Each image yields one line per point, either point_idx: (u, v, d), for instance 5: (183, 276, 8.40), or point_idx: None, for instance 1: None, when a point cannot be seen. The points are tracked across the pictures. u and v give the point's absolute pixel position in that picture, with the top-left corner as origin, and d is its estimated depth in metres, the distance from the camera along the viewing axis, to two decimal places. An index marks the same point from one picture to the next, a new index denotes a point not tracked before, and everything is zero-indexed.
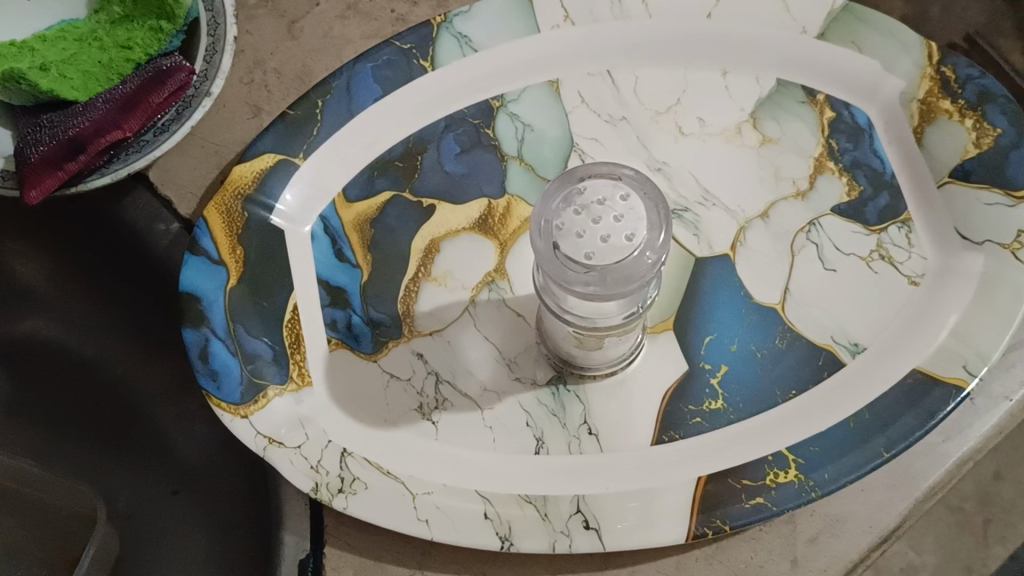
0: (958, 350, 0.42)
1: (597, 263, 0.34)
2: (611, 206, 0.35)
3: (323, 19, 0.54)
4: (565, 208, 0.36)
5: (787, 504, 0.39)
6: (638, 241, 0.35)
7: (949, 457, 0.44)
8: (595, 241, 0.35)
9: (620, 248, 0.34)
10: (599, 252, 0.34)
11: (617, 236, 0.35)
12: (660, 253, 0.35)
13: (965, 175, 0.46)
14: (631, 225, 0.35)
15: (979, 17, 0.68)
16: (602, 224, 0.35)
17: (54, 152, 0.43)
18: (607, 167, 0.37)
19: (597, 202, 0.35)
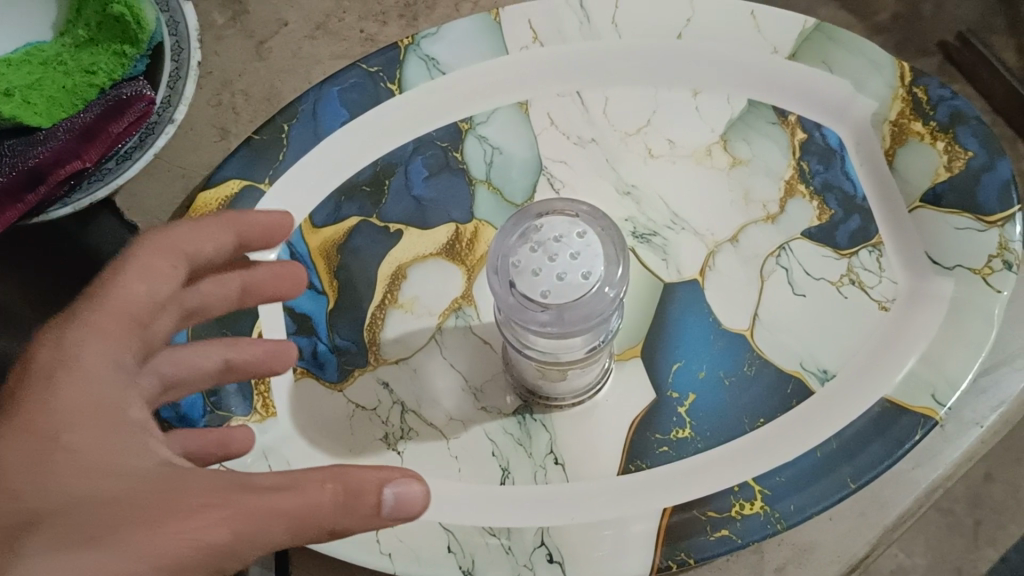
0: (926, 378, 0.42)
1: (554, 302, 0.34)
2: (567, 243, 0.35)
3: (292, 39, 0.54)
4: (521, 245, 0.35)
5: (751, 537, 0.39)
6: (595, 278, 0.34)
7: (917, 484, 0.44)
8: (551, 279, 0.34)
9: (577, 285, 0.34)
10: (555, 291, 0.34)
11: (574, 273, 0.34)
12: (618, 289, 0.34)
13: (935, 199, 0.45)
14: (587, 262, 0.34)
15: (971, 16, 0.65)
16: (558, 261, 0.35)
17: (15, 182, 0.42)
18: (563, 203, 0.36)
19: (554, 240, 0.35)
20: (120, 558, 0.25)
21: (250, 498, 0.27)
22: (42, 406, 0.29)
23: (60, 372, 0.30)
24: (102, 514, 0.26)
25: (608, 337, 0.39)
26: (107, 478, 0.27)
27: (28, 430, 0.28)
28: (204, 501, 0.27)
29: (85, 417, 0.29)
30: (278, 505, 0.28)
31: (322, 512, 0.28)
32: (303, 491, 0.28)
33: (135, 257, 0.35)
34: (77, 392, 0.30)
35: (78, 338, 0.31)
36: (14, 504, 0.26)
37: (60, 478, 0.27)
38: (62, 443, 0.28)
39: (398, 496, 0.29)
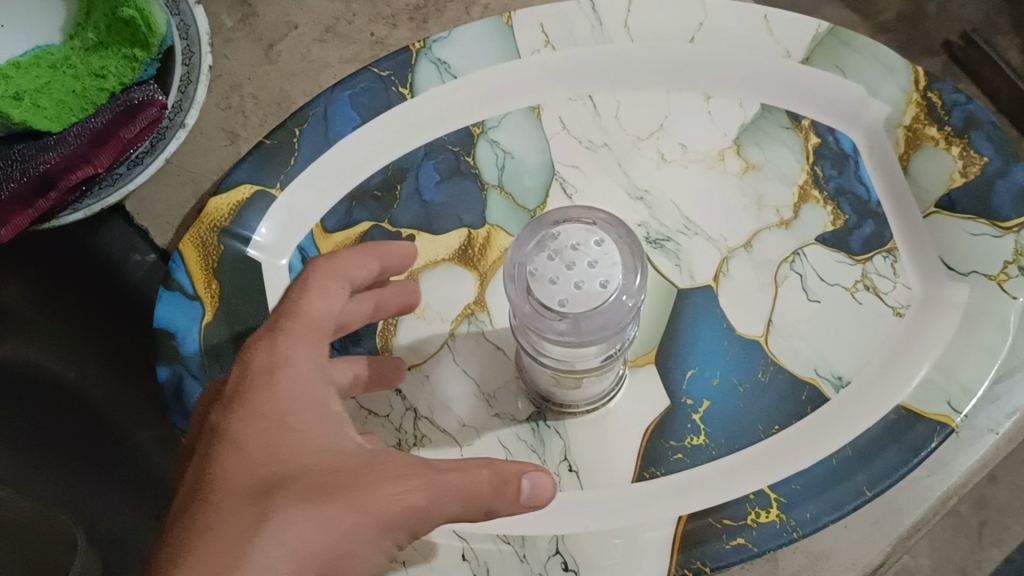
0: (941, 385, 0.42)
1: (571, 310, 0.34)
2: (584, 251, 0.35)
3: (301, 43, 0.54)
4: (538, 252, 0.35)
5: (767, 545, 0.39)
6: (613, 286, 0.34)
7: (932, 492, 0.43)
8: (568, 287, 0.34)
9: (594, 293, 0.34)
10: (572, 300, 0.34)
11: (591, 282, 0.34)
12: (636, 298, 0.34)
13: (950, 205, 0.45)
14: (605, 270, 0.34)
15: (976, 14, 0.69)
16: (575, 269, 0.34)
17: (24, 189, 0.42)
18: (579, 210, 0.36)
19: (571, 248, 0.35)
20: (349, 515, 0.31)
21: (438, 474, 0.32)
22: (264, 396, 0.34)
23: (279, 367, 0.34)
24: (325, 482, 0.31)
25: (624, 347, 0.38)
26: (323, 455, 0.32)
27: (257, 414, 0.33)
28: (401, 475, 0.32)
29: (304, 408, 0.34)
30: (457, 483, 0.32)
31: (484, 490, 0.33)
32: (470, 472, 0.33)
33: (304, 286, 0.38)
34: (295, 387, 0.34)
35: (286, 339, 0.35)
36: (260, 469, 0.31)
37: (287, 454, 0.32)
38: (288, 424, 0.33)
39: (536, 482, 0.34)
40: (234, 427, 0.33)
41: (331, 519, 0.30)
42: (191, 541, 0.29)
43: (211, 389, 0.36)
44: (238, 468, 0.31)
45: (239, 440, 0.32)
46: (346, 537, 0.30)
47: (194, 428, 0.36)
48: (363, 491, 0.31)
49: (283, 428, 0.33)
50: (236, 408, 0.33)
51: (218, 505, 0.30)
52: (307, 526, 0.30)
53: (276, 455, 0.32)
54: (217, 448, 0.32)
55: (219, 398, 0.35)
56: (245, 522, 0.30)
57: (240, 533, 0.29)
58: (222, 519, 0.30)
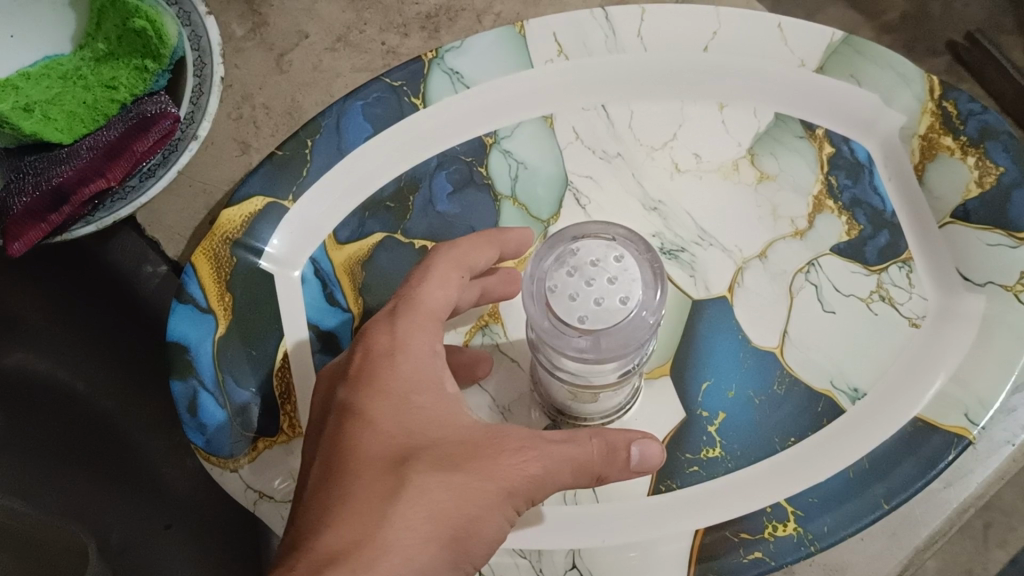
0: (957, 397, 0.42)
1: (591, 327, 0.33)
2: (604, 267, 0.34)
3: (313, 52, 0.54)
4: (557, 268, 0.34)
5: (786, 559, 0.39)
6: (634, 303, 0.33)
7: (949, 504, 0.43)
8: (588, 304, 0.34)
9: (614, 310, 0.33)
10: (592, 317, 0.33)
11: (611, 298, 0.34)
12: (655, 314, 0.34)
13: (965, 215, 0.45)
14: (625, 286, 0.34)
15: (980, 14, 0.65)
16: (595, 286, 0.34)
17: (37, 203, 0.43)
18: (598, 225, 0.36)
19: (591, 264, 0.34)
20: (477, 481, 0.32)
21: (552, 445, 0.34)
22: (391, 375, 0.35)
23: (400, 349, 0.36)
24: (453, 451, 0.33)
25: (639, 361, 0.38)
26: (445, 428, 0.34)
27: (383, 393, 0.35)
28: (522, 445, 0.34)
29: (424, 386, 0.35)
30: (571, 453, 0.34)
31: (593, 461, 0.35)
32: (582, 443, 0.35)
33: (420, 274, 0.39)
34: (414, 369, 0.36)
35: (404, 321, 0.37)
36: (393, 439, 0.33)
37: (415, 429, 0.34)
38: (413, 402, 0.34)
39: (643, 451, 0.36)
40: (362, 406, 0.34)
41: (461, 486, 0.32)
42: (337, 506, 0.31)
43: (328, 372, 0.38)
44: (372, 441, 0.33)
45: (372, 413, 0.34)
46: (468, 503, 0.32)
47: (315, 408, 0.37)
48: (489, 460, 0.33)
49: (409, 405, 0.34)
50: (363, 388, 0.35)
51: (356, 475, 0.32)
52: (441, 492, 0.31)
53: (405, 430, 0.33)
54: (351, 425, 0.34)
55: (343, 380, 0.36)
56: (385, 489, 0.31)
57: (387, 498, 0.31)
58: (366, 485, 0.31)
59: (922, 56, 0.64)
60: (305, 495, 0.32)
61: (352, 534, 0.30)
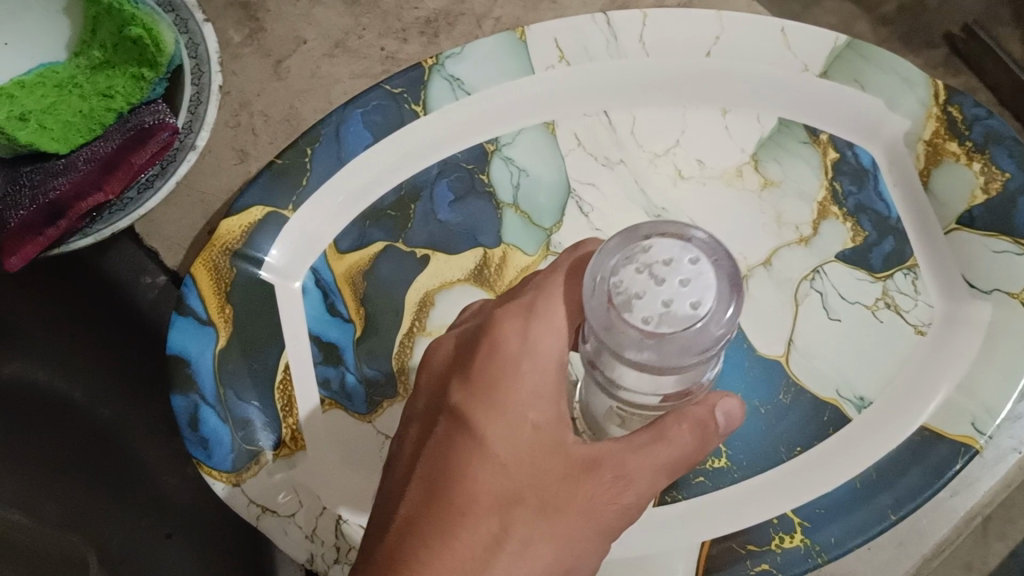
0: (964, 405, 0.42)
1: (656, 331, 0.29)
2: (677, 269, 0.30)
3: (311, 58, 0.54)
4: (624, 265, 0.30)
5: (793, 570, 0.39)
6: (705, 312, 0.29)
7: (955, 513, 0.43)
8: (655, 306, 0.29)
9: (683, 316, 0.29)
10: (659, 318, 0.29)
11: (681, 302, 0.29)
12: (724, 330, 0.29)
13: (971, 221, 0.45)
14: (697, 291, 0.29)
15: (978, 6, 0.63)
16: (664, 287, 0.29)
17: (34, 217, 0.43)
18: (673, 227, 0.32)
19: (663, 263, 0.30)
20: (577, 522, 0.32)
21: (645, 456, 0.32)
22: (516, 392, 0.33)
23: (530, 353, 0.34)
24: (557, 490, 0.32)
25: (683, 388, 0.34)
26: (551, 457, 0.32)
27: (500, 410, 0.33)
28: (619, 473, 0.32)
29: (543, 399, 0.33)
30: (664, 457, 0.32)
31: (687, 455, 0.33)
32: (672, 440, 0.32)
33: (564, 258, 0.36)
34: (538, 381, 0.33)
35: (538, 312, 0.35)
36: (501, 473, 0.32)
37: (528, 465, 0.32)
38: (531, 421, 0.33)
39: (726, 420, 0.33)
40: (478, 424, 0.33)
41: (560, 535, 0.31)
42: (436, 542, 0.31)
43: (441, 361, 0.36)
44: (484, 474, 0.32)
45: (484, 436, 0.32)
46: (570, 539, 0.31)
47: (422, 399, 0.36)
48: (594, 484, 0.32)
49: (529, 434, 0.33)
50: (481, 401, 0.33)
51: (461, 512, 0.31)
52: (544, 543, 0.31)
53: (521, 464, 0.32)
54: (467, 448, 0.32)
55: (459, 377, 0.34)
56: (496, 527, 0.31)
57: (493, 543, 0.31)
58: (473, 527, 0.31)
59: (919, 51, 0.63)
60: (403, 509, 0.32)
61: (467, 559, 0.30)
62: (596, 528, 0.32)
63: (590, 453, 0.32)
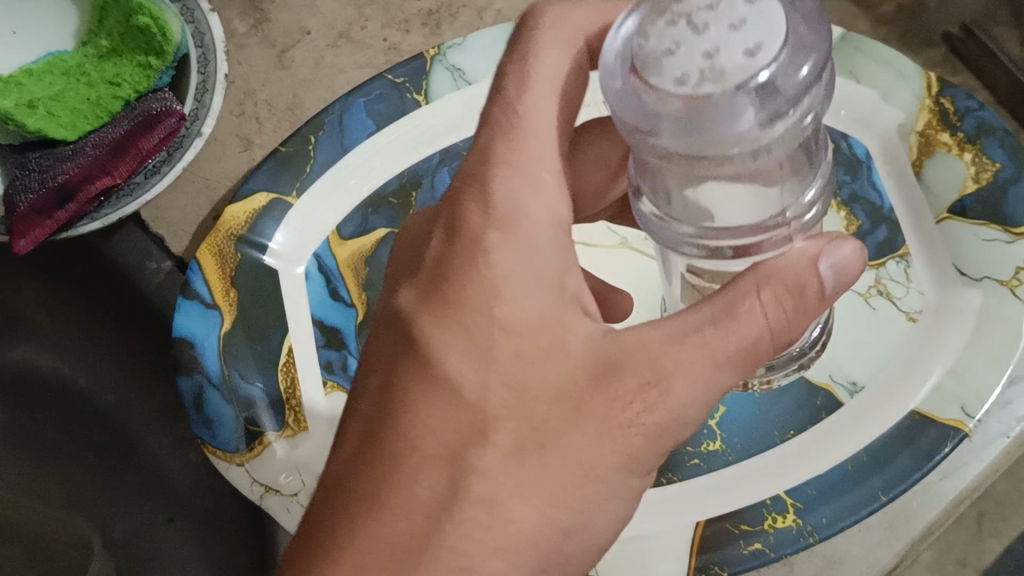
0: (954, 392, 0.42)
1: (693, 97, 0.25)
2: (724, 12, 0.25)
3: (314, 48, 0.55)
4: (657, 18, 0.26)
5: (784, 550, 0.40)
6: (761, 63, 0.24)
7: (944, 496, 0.44)
8: (694, 61, 0.25)
9: (732, 70, 0.24)
10: (699, 76, 0.24)
11: (729, 54, 0.24)
12: (790, 89, 0.25)
13: (962, 210, 0.46)
14: (751, 38, 0.24)
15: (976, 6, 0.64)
16: (706, 36, 0.25)
17: (43, 200, 0.44)
18: None
19: (705, 8, 0.25)
20: (586, 446, 0.29)
21: (696, 346, 0.29)
22: (471, 287, 0.30)
23: (499, 228, 0.31)
24: (539, 414, 0.29)
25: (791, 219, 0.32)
26: (534, 366, 0.29)
27: (457, 322, 0.30)
28: (654, 377, 0.29)
29: (523, 291, 0.30)
30: (728, 343, 0.30)
31: (762, 336, 0.30)
32: (731, 325, 0.30)
33: (532, 106, 0.33)
34: (511, 274, 0.30)
35: (505, 177, 0.32)
36: (459, 409, 0.30)
37: (495, 377, 0.29)
38: (499, 324, 0.30)
39: (835, 273, 0.31)
40: (428, 340, 0.30)
41: (539, 479, 0.29)
42: (378, 501, 0.29)
43: (407, 245, 0.34)
44: (430, 413, 0.30)
45: (441, 354, 0.30)
46: (584, 484, 0.29)
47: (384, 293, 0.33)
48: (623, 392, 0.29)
49: (494, 332, 0.30)
50: (432, 301, 0.31)
51: (405, 464, 0.29)
52: (516, 494, 0.29)
53: (480, 370, 0.30)
54: (413, 366, 0.30)
55: (413, 279, 0.32)
56: (443, 484, 0.29)
57: (440, 502, 0.29)
58: (416, 481, 0.29)
59: (919, 49, 0.64)
60: (341, 458, 0.31)
61: (397, 542, 0.29)
62: (617, 459, 0.30)
63: (611, 355, 0.30)
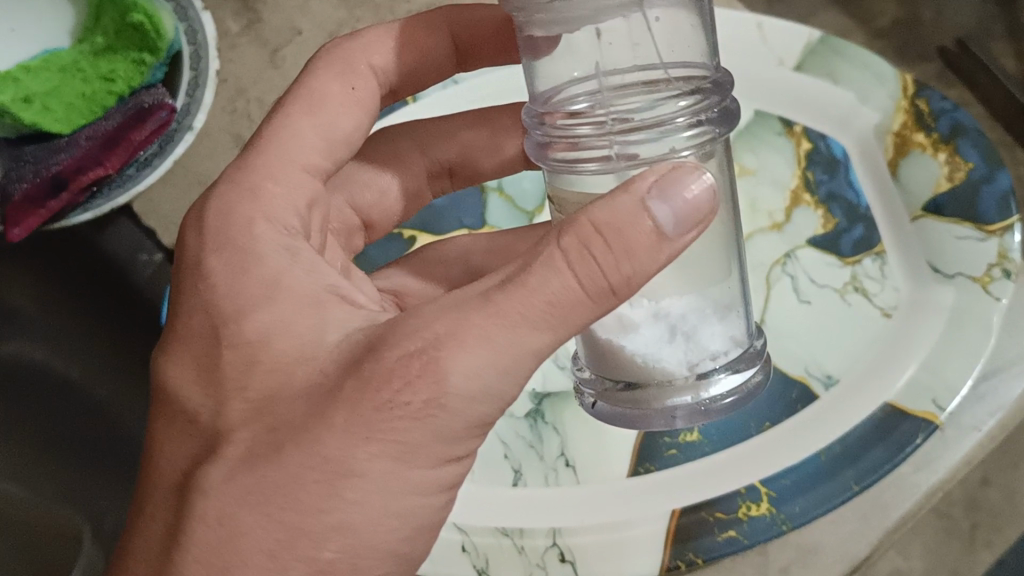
0: (926, 384, 0.43)
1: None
2: None
3: (306, 48, 0.56)
4: None
5: (758, 538, 0.41)
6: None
7: (918, 488, 0.44)
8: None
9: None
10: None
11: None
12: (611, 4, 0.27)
13: (937, 209, 0.47)
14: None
15: (969, 21, 0.61)
16: None
17: (37, 189, 0.46)
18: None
19: None
20: (335, 445, 0.25)
21: (470, 323, 0.25)
22: (195, 315, 0.29)
23: (218, 249, 0.30)
24: (274, 427, 0.26)
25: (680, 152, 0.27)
26: (270, 368, 0.27)
27: (185, 349, 0.29)
28: (425, 358, 0.25)
29: (252, 294, 0.28)
30: (520, 309, 0.25)
31: (567, 299, 0.25)
32: (518, 291, 0.25)
33: (287, 118, 0.35)
34: (240, 281, 0.29)
35: (226, 191, 0.32)
36: (197, 428, 0.28)
37: (224, 390, 0.28)
38: (224, 334, 0.28)
39: (668, 199, 0.25)
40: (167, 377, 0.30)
41: (267, 492, 0.25)
42: (138, 538, 0.28)
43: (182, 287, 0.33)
44: (171, 444, 0.29)
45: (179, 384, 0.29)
46: (334, 484, 0.25)
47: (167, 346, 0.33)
48: (380, 377, 0.25)
49: (220, 352, 0.28)
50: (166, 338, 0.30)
51: (154, 504, 0.28)
52: (251, 516, 0.25)
53: (212, 392, 0.28)
54: (168, 408, 0.30)
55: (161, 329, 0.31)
56: (172, 520, 0.27)
57: (177, 528, 0.27)
58: (157, 516, 0.28)
59: (913, 62, 0.62)
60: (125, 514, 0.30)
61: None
62: (392, 449, 0.25)
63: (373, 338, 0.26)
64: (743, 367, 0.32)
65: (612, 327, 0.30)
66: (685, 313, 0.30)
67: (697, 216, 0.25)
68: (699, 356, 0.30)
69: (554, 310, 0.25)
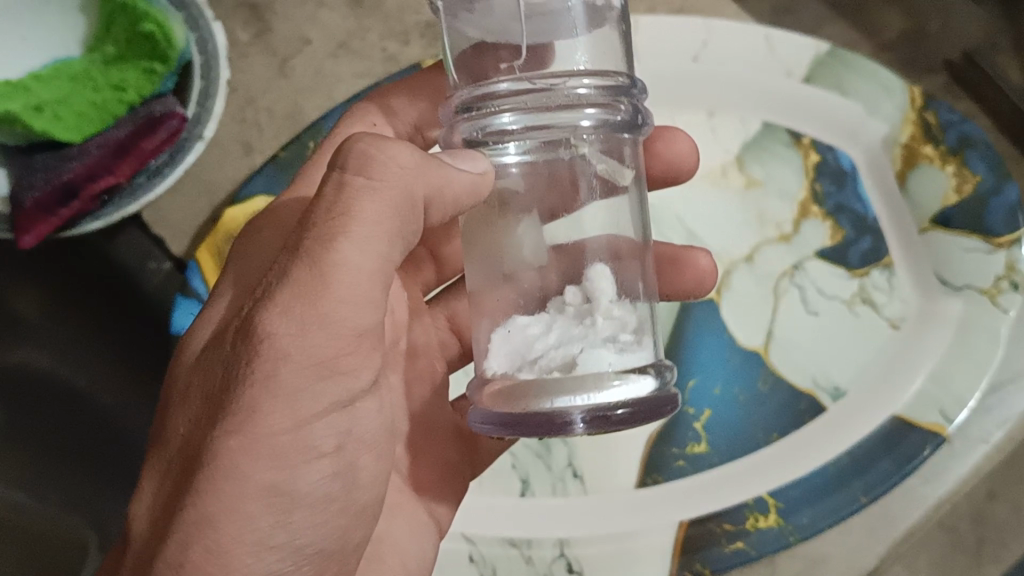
0: (935, 396, 0.44)
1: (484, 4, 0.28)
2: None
3: (315, 58, 0.57)
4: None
5: (766, 549, 0.42)
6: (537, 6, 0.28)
7: (925, 500, 0.45)
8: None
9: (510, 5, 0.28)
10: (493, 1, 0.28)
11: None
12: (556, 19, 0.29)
13: (944, 221, 0.47)
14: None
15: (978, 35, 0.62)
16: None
17: (48, 198, 0.46)
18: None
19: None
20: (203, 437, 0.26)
21: (280, 264, 0.26)
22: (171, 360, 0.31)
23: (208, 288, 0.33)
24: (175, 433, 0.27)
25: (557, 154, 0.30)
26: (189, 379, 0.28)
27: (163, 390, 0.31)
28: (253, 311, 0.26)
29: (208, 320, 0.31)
30: (310, 235, 0.26)
31: (357, 216, 0.26)
32: (308, 226, 0.26)
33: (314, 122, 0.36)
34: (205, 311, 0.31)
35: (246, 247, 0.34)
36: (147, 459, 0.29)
37: (164, 412, 0.29)
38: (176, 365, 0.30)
39: (458, 158, 0.29)
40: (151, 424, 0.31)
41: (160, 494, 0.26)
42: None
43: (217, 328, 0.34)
44: None
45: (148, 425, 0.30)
46: (195, 474, 0.25)
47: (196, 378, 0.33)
48: (230, 366, 0.26)
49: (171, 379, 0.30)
50: None
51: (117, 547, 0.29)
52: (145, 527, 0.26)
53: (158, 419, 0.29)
54: None
55: None
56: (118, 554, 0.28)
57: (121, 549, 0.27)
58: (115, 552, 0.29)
59: (921, 74, 0.62)
60: None
61: None
62: (269, 430, 0.25)
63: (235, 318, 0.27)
64: (648, 394, 0.27)
65: (510, 334, 0.29)
66: (606, 319, 0.29)
67: (479, 172, 0.29)
68: (588, 357, 0.27)
69: (345, 233, 0.25)
